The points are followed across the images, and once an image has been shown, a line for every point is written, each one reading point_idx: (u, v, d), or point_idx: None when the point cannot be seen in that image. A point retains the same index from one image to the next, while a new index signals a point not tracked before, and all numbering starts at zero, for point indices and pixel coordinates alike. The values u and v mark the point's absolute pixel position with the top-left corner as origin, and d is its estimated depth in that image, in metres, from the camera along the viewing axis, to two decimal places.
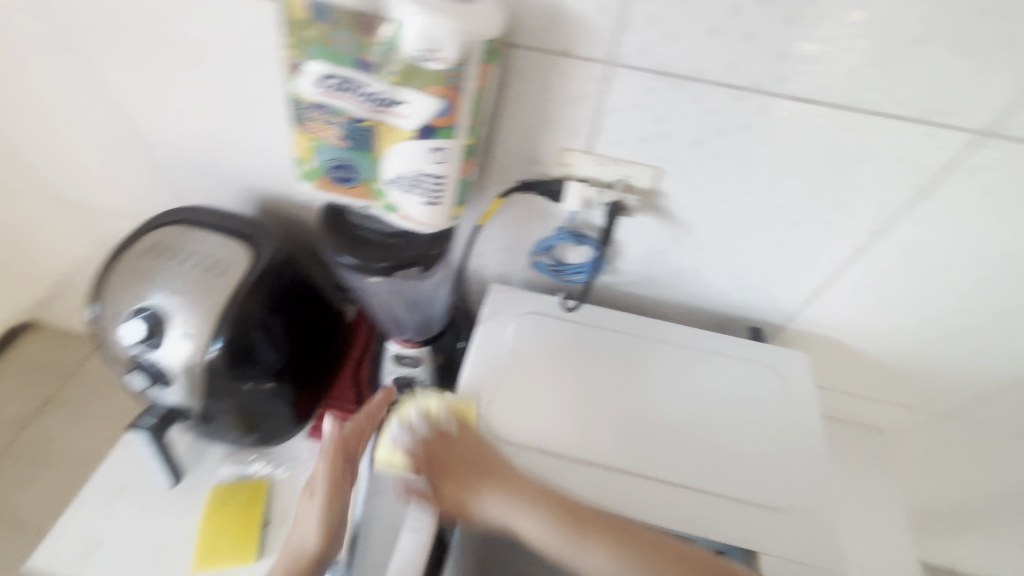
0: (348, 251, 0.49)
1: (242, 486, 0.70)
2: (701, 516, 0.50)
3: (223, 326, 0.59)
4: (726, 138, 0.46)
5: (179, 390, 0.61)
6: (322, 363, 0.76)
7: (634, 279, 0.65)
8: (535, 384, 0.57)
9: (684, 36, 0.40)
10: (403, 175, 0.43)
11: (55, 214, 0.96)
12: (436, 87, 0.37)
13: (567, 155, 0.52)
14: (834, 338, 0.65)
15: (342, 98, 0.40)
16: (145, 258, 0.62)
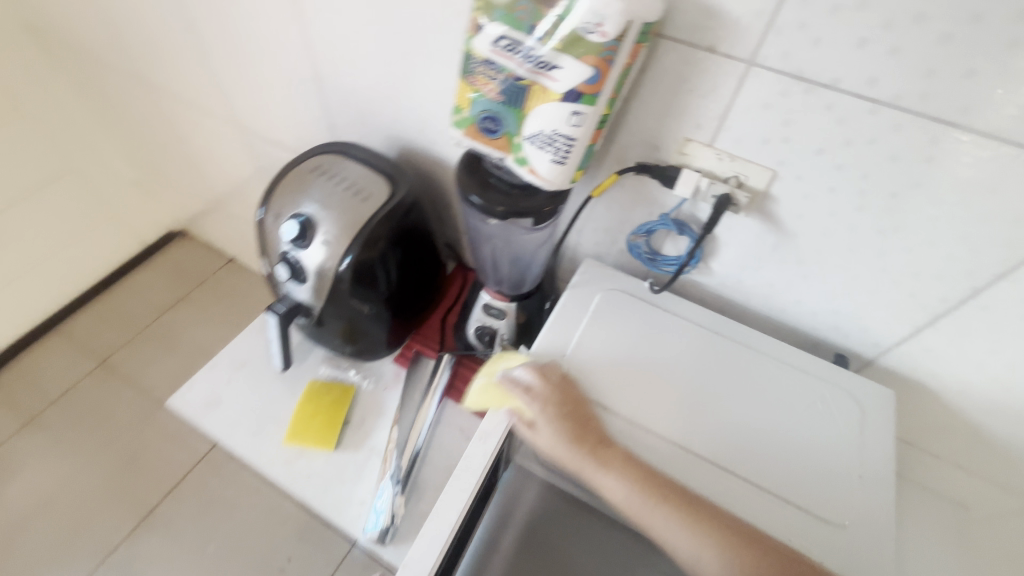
0: (476, 192, 0.57)
1: (336, 387, 0.81)
2: (748, 505, 0.52)
3: (355, 245, 0.69)
4: (851, 150, 0.48)
5: (308, 290, 0.73)
6: (418, 299, 0.86)
7: (725, 280, 0.67)
8: (609, 348, 0.62)
9: (828, 44, 0.43)
10: (540, 133, 0.50)
11: (232, 137, 1.16)
12: (592, 57, 0.44)
13: (687, 146, 0.56)
14: (927, 383, 0.63)
15: (509, 58, 0.47)
16: (309, 175, 0.73)
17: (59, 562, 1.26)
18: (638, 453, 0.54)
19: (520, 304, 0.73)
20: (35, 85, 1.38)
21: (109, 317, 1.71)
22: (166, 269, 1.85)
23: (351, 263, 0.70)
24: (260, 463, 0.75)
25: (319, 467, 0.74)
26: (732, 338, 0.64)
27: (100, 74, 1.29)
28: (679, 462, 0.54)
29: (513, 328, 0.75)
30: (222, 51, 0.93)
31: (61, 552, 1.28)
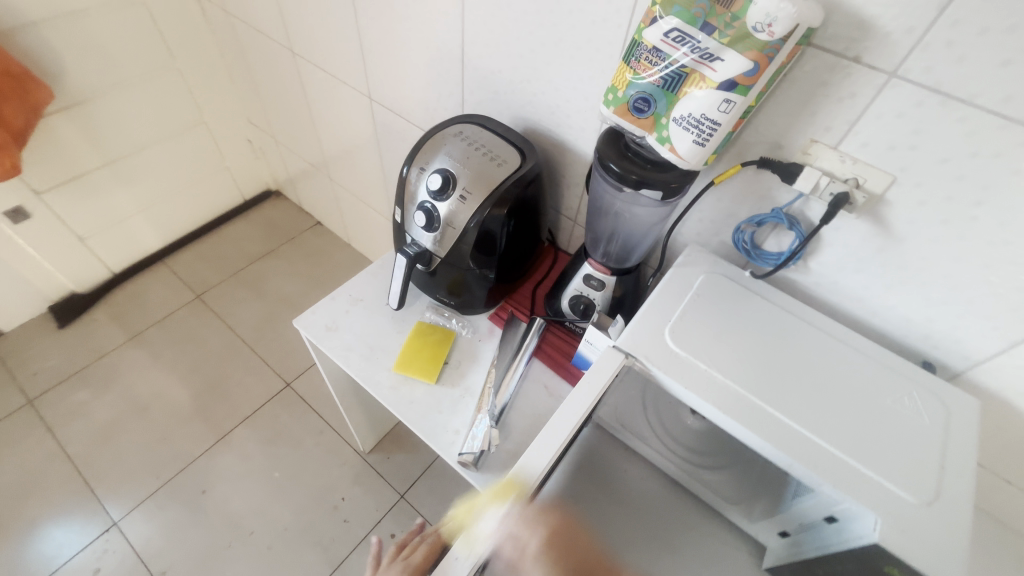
0: (614, 162, 0.65)
1: (440, 330, 0.90)
2: (836, 470, 0.56)
3: (486, 203, 0.78)
4: (976, 162, 0.53)
5: (434, 239, 0.83)
6: (518, 263, 0.95)
7: (822, 279, 0.73)
8: (711, 319, 0.68)
9: (970, 63, 0.49)
10: (688, 116, 0.58)
11: (358, 106, 1.29)
12: (755, 52, 0.51)
13: (811, 146, 0.62)
14: (1012, 400, 0.66)
15: (676, 48, 0.55)
16: (451, 139, 0.83)
17: (144, 464, 1.40)
18: (735, 410, 0.60)
19: (620, 278, 0.80)
20: (188, 44, 1.57)
21: (209, 258, 1.90)
22: (261, 225, 2.03)
23: (479, 218, 0.79)
24: (369, 383, 0.84)
25: (419, 395, 0.83)
26: (825, 331, 0.69)
27: (248, 39, 1.46)
28: (770, 421, 0.59)
29: (608, 299, 0.82)
30: (374, 27, 1.05)
31: (147, 456, 1.42)
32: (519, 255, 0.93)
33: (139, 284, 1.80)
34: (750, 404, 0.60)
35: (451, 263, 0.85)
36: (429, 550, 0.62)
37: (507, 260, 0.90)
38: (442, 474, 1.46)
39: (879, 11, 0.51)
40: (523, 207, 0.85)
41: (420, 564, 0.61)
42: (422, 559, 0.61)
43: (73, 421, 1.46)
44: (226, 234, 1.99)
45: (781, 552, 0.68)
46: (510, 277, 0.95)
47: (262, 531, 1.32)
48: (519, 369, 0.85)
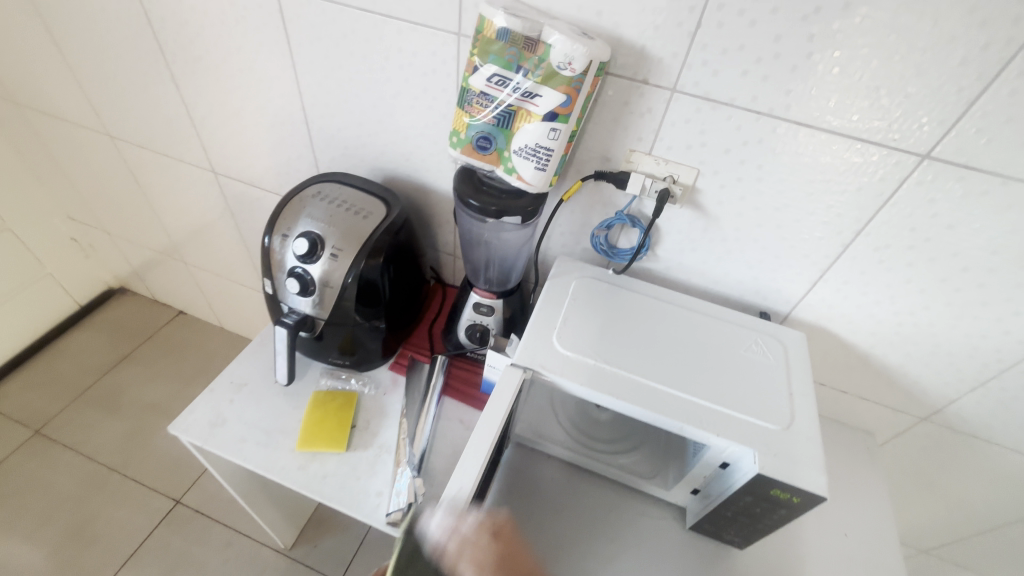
0: (472, 198, 0.70)
1: (340, 394, 0.87)
2: (717, 421, 0.65)
3: (359, 258, 0.78)
4: (749, 148, 0.67)
5: (312, 302, 0.80)
6: (407, 308, 0.95)
7: (671, 263, 0.84)
8: (591, 318, 0.75)
9: (722, 75, 0.62)
10: (526, 146, 0.65)
11: (200, 181, 1.21)
12: (565, 87, 0.59)
13: (632, 155, 0.73)
14: (827, 326, 0.82)
15: (500, 91, 0.62)
16: (310, 201, 0.82)
17: None
18: (629, 393, 0.66)
19: (506, 299, 0.85)
20: None
21: (44, 383, 1.60)
22: (106, 330, 1.77)
23: (357, 273, 0.78)
24: (272, 471, 0.78)
25: (332, 466, 0.79)
26: (683, 307, 0.80)
27: (50, 130, 1.29)
28: (661, 395, 0.66)
29: (501, 321, 0.86)
30: (202, 100, 1.00)
31: None
32: (406, 300, 0.94)
33: None
34: (641, 385, 0.67)
35: (337, 325, 0.83)
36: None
37: (394, 307, 0.90)
38: (378, 544, 1.37)
39: (650, 43, 0.62)
40: (398, 253, 0.86)
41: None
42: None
43: None
44: (61, 350, 1.70)
45: (696, 507, 0.75)
46: (403, 324, 0.95)
47: None
48: (431, 410, 0.85)
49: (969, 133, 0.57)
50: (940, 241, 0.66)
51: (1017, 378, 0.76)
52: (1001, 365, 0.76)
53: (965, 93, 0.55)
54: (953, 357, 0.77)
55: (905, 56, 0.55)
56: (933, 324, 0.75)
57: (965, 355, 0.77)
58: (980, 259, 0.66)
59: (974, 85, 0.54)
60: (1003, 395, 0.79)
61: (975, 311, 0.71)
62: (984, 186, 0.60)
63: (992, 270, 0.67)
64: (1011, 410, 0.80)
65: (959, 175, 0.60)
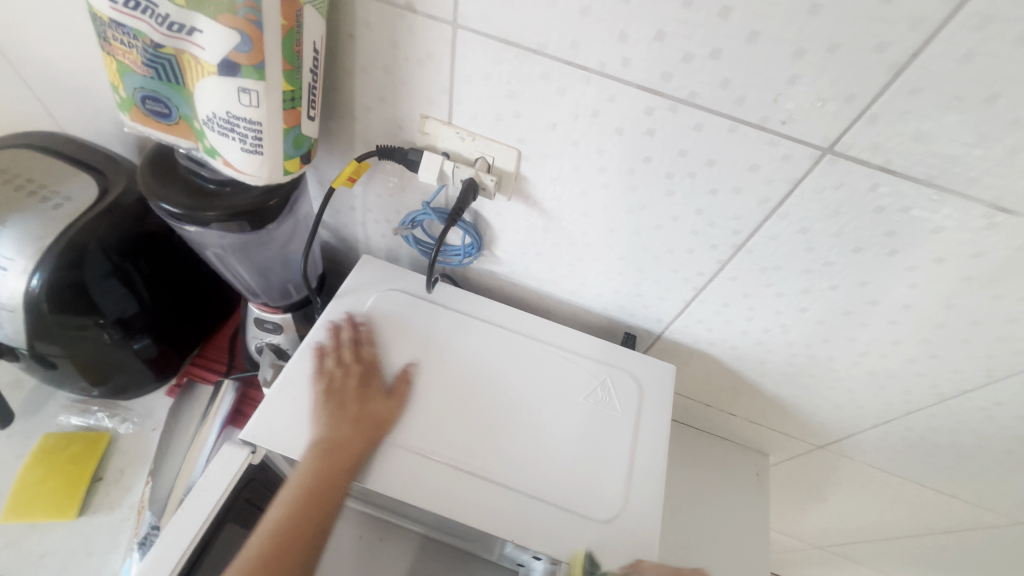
0: (172, 195, 0.46)
1: (81, 437, 0.66)
2: (502, 472, 0.49)
3: (48, 262, 0.54)
4: (580, 124, 0.43)
5: (9, 329, 0.57)
6: (191, 318, 0.73)
7: (512, 268, 0.62)
8: (384, 359, 0.54)
9: (522, 4, 0.37)
10: (216, 116, 0.40)
11: None
12: (231, 17, 0.34)
13: (425, 124, 0.49)
14: (707, 353, 0.63)
15: (135, 20, 0.36)
16: None
17: None
18: (405, 483, 0.48)
19: (297, 313, 0.63)
20: None
21: None
22: None
23: (45, 285, 0.54)
24: None
25: (54, 541, 0.60)
26: (518, 332, 0.60)
27: None
28: (503, 439, 0.51)
29: (294, 340, 0.65)
30: None
31: None
32: (185, 310, 0.71)
33: None
34: (478, 428, 0.51)
35: (57, 357, 0.61)
36: (356, 423, 0.49)
37: (161, 322, 0.68)
38: None
39: None
40: (142, 249, 0.63)
41: (339, 428, 0.48)
42: (350, 405, 0.50)
43: None
44: None
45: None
46: (186, 339, 0.73)
47: None
48: (204, 450, 0.64)
49: (888, 120, 0.35)
50: (845, 265, 0.46)
51: (925, 424, 0.61)
52: (909, 408, 0.60)
53: (892, 52, 0.32)
54: (857, 394, 0.61)
55: None
56: (833, 359, 0.57)
57: (869, 394, 0.60)
58: (893, 291, 0.47)
59: (906, 37, 0.31)
60: (909, 439, 0.64)
61: (883, 350, 0.54)
62: (905, 198, 0.39)
63: (909, 306, 0.48)
64: (915, 453, 0.66)
65: (873, 180, 0.39)
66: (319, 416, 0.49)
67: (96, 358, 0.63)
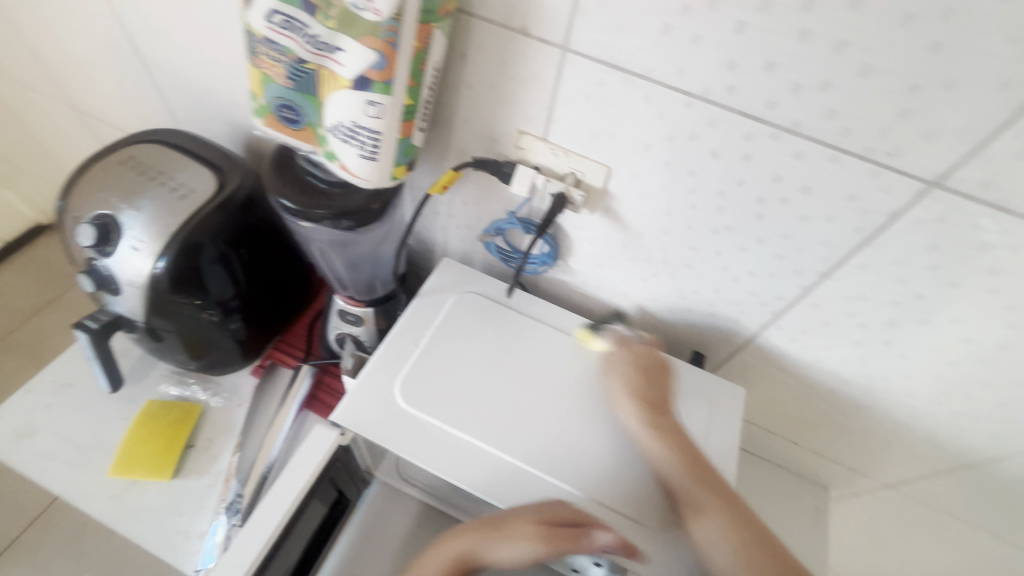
0: (290, 192, 0.51)
1: (178, 406, 0.73)
2: (618, 501, 0.50)
3: (171, 247, 0.60)
4: (675, 146, 0.45)
5: (130, 303, 0.63)
6: (278, 305, 0.78)
7: (585, 279, 0.64)
8: (461, 357, 0.57)
9: (634, 32, 0.39)
10: (341, 125, 0.44)
11: (61, 116, 0.99)
12: (371, 38, 0.38)
13: (521, 139, 0.51)
14: (776, 378, 0.63)
15: (287, 38, 0.40)
16: (118, 167, 0.63)
17: None
18: (479, 477, 0.50)
19: (377, 308, 0.67)
20: None
21: None
22: None
23: (167, 267, 0.60)
24: (77, 498, 0.65)
25: (150, 498, 0.66)
26: (586, 342, 0.61)
27: None
28: (570, 443, 0.53)
29: (372, 333, 0.69)
30: (26, 16, 0.78)
31: None
32: (274, 297, 0.77)
33: None
34: (547, 431, 0.53)
35: (165, 331, 0.67)
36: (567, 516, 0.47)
37: (253, 307, 0.74)
38: None
39: None
40: (246, 240, 0.69)
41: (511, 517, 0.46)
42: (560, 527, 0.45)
43: None
44: None
45: None
46: (272, 325, 0.79)
47: None
48: (283, 432, 0.69)
49: (1003, 158, 0.35)
50: (938, 300, 0.46)
51: (1011, 472, 0.58)
52: (994, 452, 0.57)
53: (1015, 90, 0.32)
54: (936, 433, 0.59)
55: (923, 17, 0.32)
56: (912, 396, 0.56)
57: (951, 435, 0.58)
58: (989, 330, 0.46)
59: None
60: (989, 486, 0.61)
61: (971, 390, 0.52)
62: (1014, 236, 0.39)
63: (1006, 346, 0.46)
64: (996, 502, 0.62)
65: (981, 216, 0.38)
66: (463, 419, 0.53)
67: (198, 335, 0.69)
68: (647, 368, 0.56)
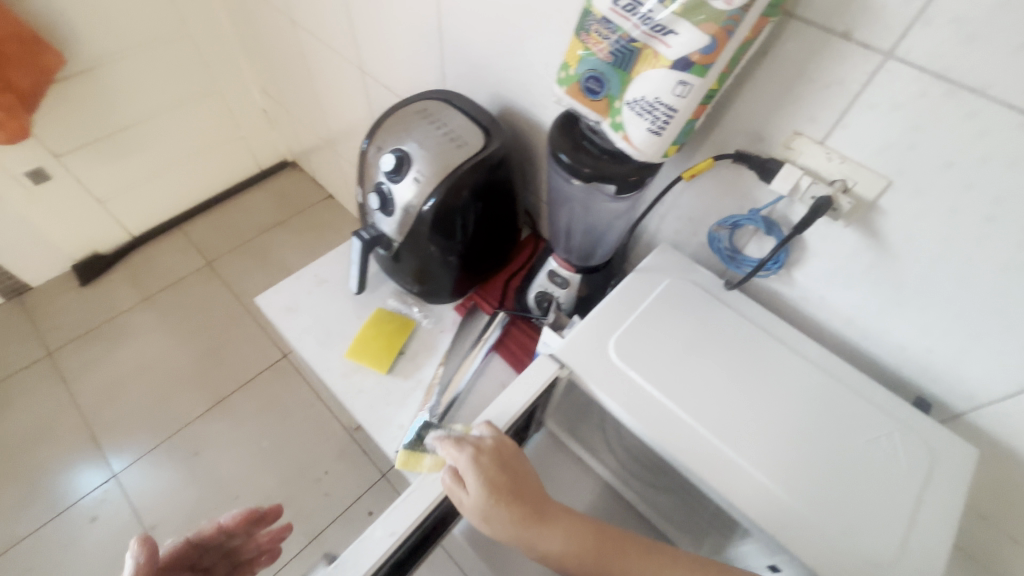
0: (568, 152, 0.58)
1: (399, 318, 0.87)
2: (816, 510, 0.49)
3: (441, 189, 0.73)
4: (986, 168, 0.43)
5: (393, 224, 0.78)
6: (491, 256, 0.89)
7: (806, 292, 0.63)
8: (673, 331, 0.61)
9: (984, 45, 0.39)
10: (642, 99, 0.50)
11: (348, 76, 1.24)
12: (711, 25, 0.43)
13: (795, 140, 0.53)
14: (1018, 451, 0.56)
15: (626, 18, 0.47)
16: (414, 115, 0.78)
17: (148, 419, 1.48)
18: (680, 442, 0.53)
19: (586, 276, 0.73)
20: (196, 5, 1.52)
21: (221, 227, 1.92)
22: (273, 195, 2.03)
23: (434, 205, 0.73)
24: (319, 367, 0.82)
25: (368, 385, 0.80)
26: (798, 354, 0.60)
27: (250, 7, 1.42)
28: (770, 439, 0.53)
29: (572, 298, 0.76)
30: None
31: (150, 415, 1.49)
32: (491, 249, 0.88)
33: (156, 248, 1.85)
34: (749, 420, 0.54)
35: (410, 255, 0.82)
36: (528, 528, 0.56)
37: (475, 253, 0.85)
38: None
39: None
40: (489, 195, 0.80)
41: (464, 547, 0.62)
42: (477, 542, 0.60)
43: (86, 375, 1.56)
44: (240, 204, 1.99)
45: None
46: (481, 272, 0.90)
47: (246, 496, 1.36)
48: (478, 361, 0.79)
49: None
50: None
51: None
52: None
53: None
54: None
55: None
56: None
57: None
58: None
59: None
60: None
61: None
62: None
63: None
64: None
65: None
66: (669, 384, 0.56)
67: (430, 263, 0.82)
68: (501, 464, 0.52)
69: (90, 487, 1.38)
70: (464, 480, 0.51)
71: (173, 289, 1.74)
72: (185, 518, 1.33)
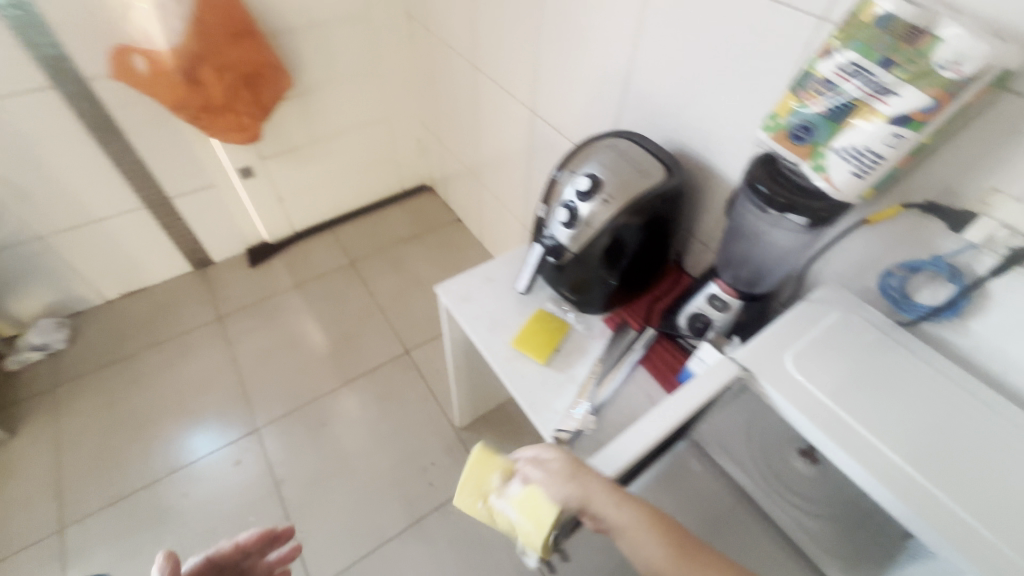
0: (764, 187, 0.68)
1: (556, 320, 0.98)
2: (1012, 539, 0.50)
3: (625, 213, 0.85)
4: None
5: (569, 235, 0.89)
6: (644, 278, 0.99)
7: (985, 342, 0.66)
8: (845, 356, 0.66)
9: None
10: (851, 147, 0.58)
11: (516, 115, 1.44)
12: (936, 89, 0.51)
13: (992, 195, 0.59)
14: None
15: (849, 81, 0.57)
16: (604, 149, 0.92)
17: (289, 387, 1.69)
18: (858, 451, 0.57)
19: (747, 302, 0.81)
20: (390, 51, 1.84)
21: (365, 233, 2.19)
22: (410, 212, 2.29)
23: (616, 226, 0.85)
24: (486, 350, 0.95)
25: (529, 371, 0.91)
26: (992, 409, 0.60)
27: (437, 55, 1.70)
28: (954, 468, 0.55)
29: (729, 321, 0.83)
30: (548, 49, 1.19)
31: (291, 383, 1.70)
32: (647, 271, 0.98)
33: (311, 243, 2.15)
34: (930, 446, 0.57)
35: (579, 267, 0.93)
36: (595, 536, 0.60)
37: (634, 273, 0.96)
38: None
39: None
40: (659, 223, 0.91)
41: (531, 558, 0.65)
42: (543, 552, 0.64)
43: (245, 340, 1.82)
44: (382, 216, 2.27)
45: None
46: (633, 290, 1.00)
47: (362, 470, 1.50)
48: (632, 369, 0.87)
49: None
50: None
51: None
52: None
53: None
54: None
55: None
56: None
57: None
58: None
59: None
60: None
61: None
62: None
63: None
64: None
65: None
66: (846, 401, 0.61)
67: (594, 276, 0.93)
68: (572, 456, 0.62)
69: (206, 450, 1.55)
70: (540, 462, 0.62)
71: (322, 279, 2.01)
72: (309, 475, 1.49)
